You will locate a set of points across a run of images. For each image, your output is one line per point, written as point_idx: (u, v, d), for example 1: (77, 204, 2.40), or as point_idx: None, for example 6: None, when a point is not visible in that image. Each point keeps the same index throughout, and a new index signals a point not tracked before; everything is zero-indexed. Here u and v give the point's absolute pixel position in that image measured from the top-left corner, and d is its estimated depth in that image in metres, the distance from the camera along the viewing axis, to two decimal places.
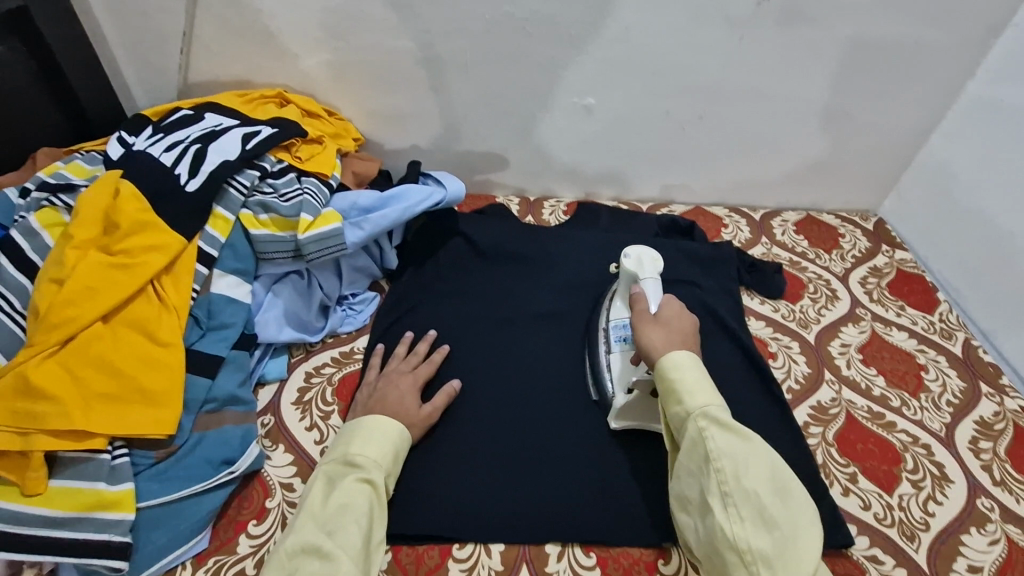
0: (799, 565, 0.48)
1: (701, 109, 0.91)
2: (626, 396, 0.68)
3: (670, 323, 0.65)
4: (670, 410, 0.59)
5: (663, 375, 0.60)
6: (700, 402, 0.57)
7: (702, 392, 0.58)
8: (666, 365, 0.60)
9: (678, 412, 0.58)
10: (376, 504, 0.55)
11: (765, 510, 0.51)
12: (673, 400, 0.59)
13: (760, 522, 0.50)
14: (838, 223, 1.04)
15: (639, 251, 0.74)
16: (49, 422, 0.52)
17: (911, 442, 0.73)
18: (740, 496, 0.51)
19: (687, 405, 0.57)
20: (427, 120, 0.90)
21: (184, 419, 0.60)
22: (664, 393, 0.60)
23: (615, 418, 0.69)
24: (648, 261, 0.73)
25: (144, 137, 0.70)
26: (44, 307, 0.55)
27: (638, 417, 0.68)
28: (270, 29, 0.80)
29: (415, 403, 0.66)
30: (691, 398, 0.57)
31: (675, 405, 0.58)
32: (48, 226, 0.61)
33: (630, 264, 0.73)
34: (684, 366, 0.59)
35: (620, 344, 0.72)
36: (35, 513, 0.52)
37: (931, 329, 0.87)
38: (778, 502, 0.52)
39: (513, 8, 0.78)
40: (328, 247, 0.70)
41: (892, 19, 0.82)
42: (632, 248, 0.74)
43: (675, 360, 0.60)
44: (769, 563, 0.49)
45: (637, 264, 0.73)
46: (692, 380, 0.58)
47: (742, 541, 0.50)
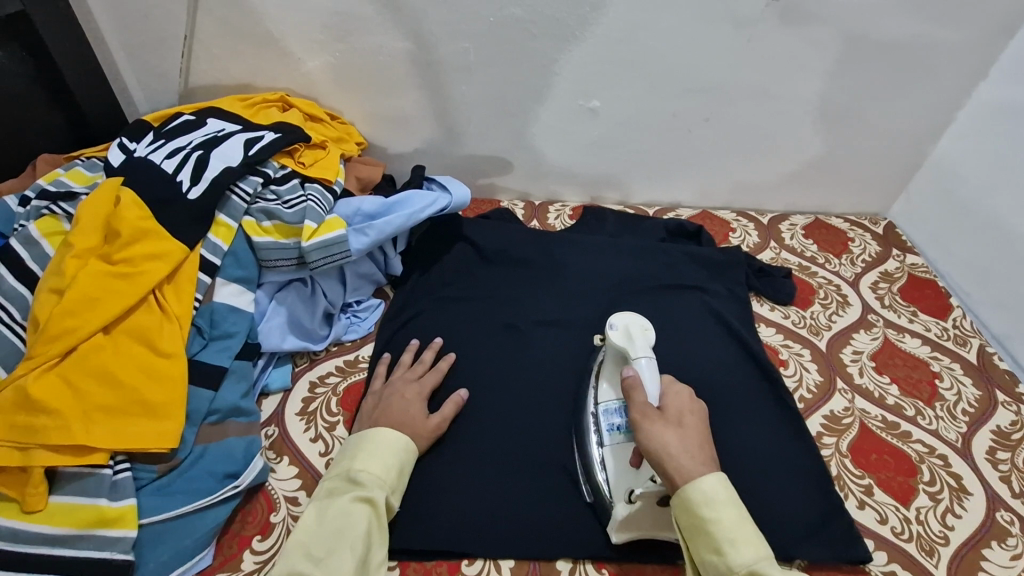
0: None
1: (709, 112, 0.89)
2: (627, 506, 0.60)
3: (680, 420, 0.59)
4: (703, 555, 0.52)
5: (691, 511, 0.53)
6: (742, 554, 0.51)
7: (743, 541, 0.51)
8: (697, 500, 0.53)
9: (715, 562, 0.51)
10: (375, 525, 0.54)
11: None
12: (708, 545, 0.52)
13: None
14: (847, 227, 1.03)
15: (626, 321, 0.68)
16: (49, 436, 0.51)
17: (927, 452, 0.71)
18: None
19: (728, 557, 0.51)
20: (431, 124, 0.89)
21: (186, 431, 0.58)
22: (694, 533, 0.53)
23: (615, 531, 0.60)
24: (637, 334, 0.67)
25: (146, 143, 0.69)
26: (43, 318, 0.54)
27: (641, 527, 0.60)
28: (271, 32, 0.79)
29: (422, 413, 0.65)
30: (732, 549, 0.51)
31: (712, 554, 0.52)
32: (48, 235, 0.60)
33: (616, 337, 0.67)
34: (717, 502, 0.53)
35: (615, 434, 0.65)
36: (35, 530, 0.51)
37: (944, 336, 0.86)
38: None
39: (519, 9, 0.77)
40: (332, 255, 0.68)
41: (903, 20, 0.80)
42: (618, 317, 0.69)
43: (707, 493, 0.53)
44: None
45: (627, 338, 0.67)
46: (730, 524, 0.52)
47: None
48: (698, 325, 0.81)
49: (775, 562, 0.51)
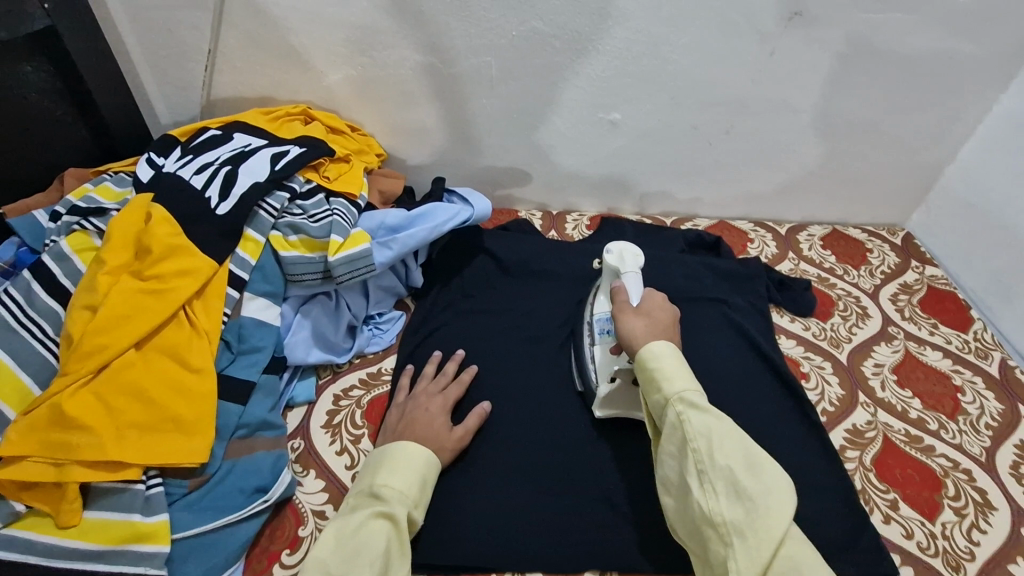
0: (771, 535, 0.47)
1: (729, 124, 0.89)
2: (608, 384, 0.68)
3: (651, 313, 0.65)
4: (649, 396, 0.58)
5: (640, 362, 0.59)
6: (677, 386, 0.55)
7: (680, 379, 0.56)
8: (644, 355, 0.59)
9: (656, 398, 0.56)
10: (396, 540, 0.52)
11: (739, 484, 0.49)
12: (651, 385, 0.57)
13: (734, 496, 0.49)
14: (865, 238, 1.02)
15: (621, 246, 0.72)
16: (83, 452, 0.52)
17: (951, 467, 0.71)
18: (714, 472, 0.50)
19: (665, 391, 0.56)
20: (451, 136, 0.89)
21: (216, 446, 0.59)
22: (643, 381, 0.58)
23: (597, 407, 0.69)
24: (630, 257, 0.71)
25: (174, 159, 0.69)
26: (77, 335, 0.55)
27: (619, 405, 0.68)
28: (294, 45, 0.79)
29: (447, 426, 0.65)
30: (669, 385, 0.56)
31: (654, 392, 0.57)
32: (78, 251, 0.61)
33: (611, 260, 0.71)
34: (661, 352, 0.58)
35: (603, 337, 0.71)
36: (70, 545, 0.52)
37: (965, 348, 0.86)
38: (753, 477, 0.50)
39: (541, 23, 0.77)
40: (357, 269, 0.69)
41: (925, 33, 0.80)
42: (614, 243, 0.72)
43: (655, 351, 0.58)
44: (744, 536, 0.47)
45: (620, 259, 0.71)
46: (670, 368, 0.57)
47: (718, 515, 0.48)
48: (718, 337, 0.81)
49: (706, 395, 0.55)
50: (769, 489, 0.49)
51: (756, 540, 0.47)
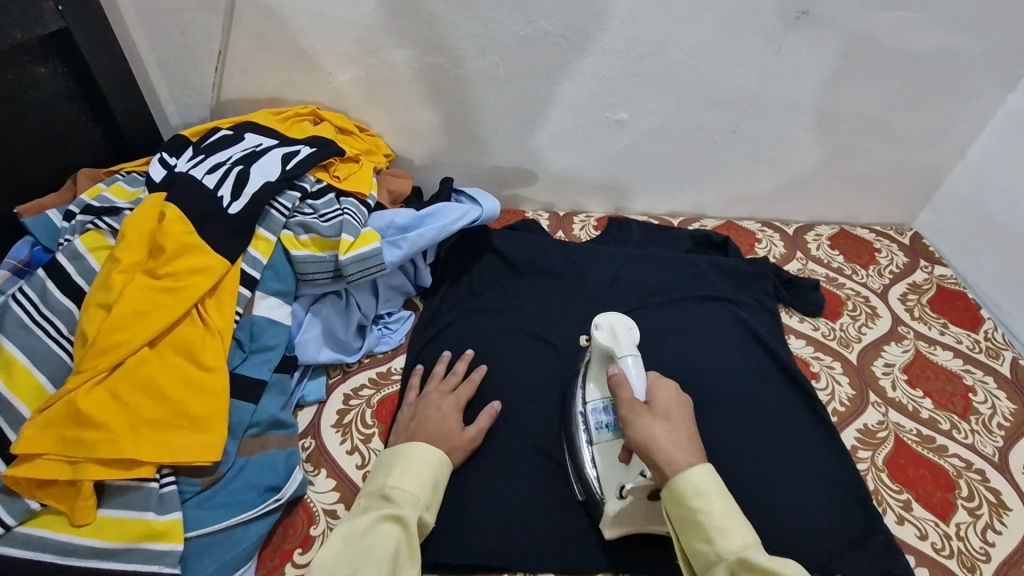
0: None
1: (736, 124, 0.90)
2: (619, 501, 0.60)
3: (668, 414, 0.58)
4: (693, 543, 0.52)
5: (681, 503, 0.52)
6: (732, 541, 0.50)
7: (733, 530, 0.51)
8: (687, 492, 0.52)
9: (704, 551, 0.51)
10: (404, 544, 0.52)
11: None
12: (697, 534, 0.52)
13: None
14: (873, 238, 1.02)
15: (610, 321, 0.68)
16: (98, 450, 0.52)
17: (964, 467, 0.71)
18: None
19: (718, 546, 0.50)
20: (458, 135, 0.90)
21: (228, 443, 0.59)
22: (684, 524, 0.52)
23: (608, 525, 0.60)
24: (623, 331, 0.67)
25: (186, 159, 0.70)
26: (92, 332, 0.55)
27: (633, 522, 0.60)
28: (303, 46, 0.79)
29: (458, 424, 0.65)
30: (723, 539, 0.50)
31: (702, 543, 0.51)
32: (92, 249, 0.61)
33: (602, 337, 0.67)
34: (708, 493, 0.52)
35: (603, 433, 0.65)
36: (85, 543, 0.52)
37: (976, 348, 0.86)
38: None
39: (548, 23, 0.77)
40: (368, 268, 0.69)
41: (933, 32, 0.80)
42: (603, 318, 0.69)
43: (698, 487, 0.52)
44: None
45: (612, 337, 0.67)
46: (720, 514, 0.51)
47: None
48: (726, 337, 0.81)
49: (761, 548, 0.50)
50: None
51: None
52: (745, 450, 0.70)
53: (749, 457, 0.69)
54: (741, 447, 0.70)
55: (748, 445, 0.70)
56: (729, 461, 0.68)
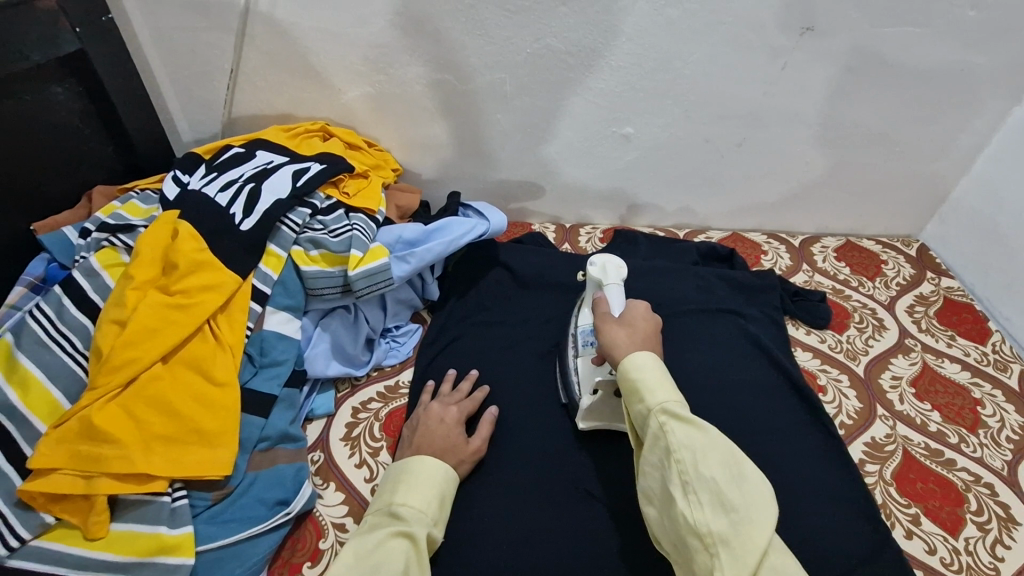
0: (758, 549, 0.45)
1: (741, 137, 0.90)
2: (591, 396, 0.68)
3: (633, 323, 0.63)
4: (632, 408, 0.55)
5: (622, 373, 0.57)
6: (660, 396, 0.53)
7: (662, 388, 0.54)
8: (625, 364, 0.56)
9: (639, 409, 0.54)
10: (414, 559, 0.51)
11: (722, 493, 0.47)
12: (634, 397, 0.55)
13: (718, 505, 0.47)
14: (879, 249, 1.02)
15: (604, 258, 0.73)
16: (111, 465, 0.53)
17: (973, 481, 0.71)
18: (700, 483, 0.48)
19: (647, 401, 0.53)
20: (465, 150, 0.91)
21: (239, 458, 0.60)
22: (625, 392, 0.56)
23: (581, 419, 0.68)
24: (613, 268, 0.72)
25: (198, 177, 0.71)
26: (107, 348, 0.56)
27: (603, 417, 0.68)
28: (314, 65, 0.81)
29: (463, 437, 0.66)
30: (651, 395, 0.54)
31: (636, 403, 0.54)
32: (107, 266, 0.62)
33: (594, 271, 0.72)
34: (645, 363, 0.56)
35: (586, 348, 0.71)
36: (97, 557, 0.52)
37: (984, 361, 0.85)
38: (738, 487, 0.48)
39: (555, 41, 0.78)
40: (377, 283, 0.69)
41: (938, 47, 0.81)
42: (597, 255, 0.73)
43: (636, 360, 0.56)
44: (732, 551, 0.45)
45: (603, 271, 0.72)
46: (651, 377, 0.55)
47: (705, 526, 0.46)
48: (733, 350, 0.81)
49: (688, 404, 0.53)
50: (756, 502, 0.47)
51: (741, 552, 0.45)
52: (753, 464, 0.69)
53: None
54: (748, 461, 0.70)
55: (756, 459, 0.70)
56: None
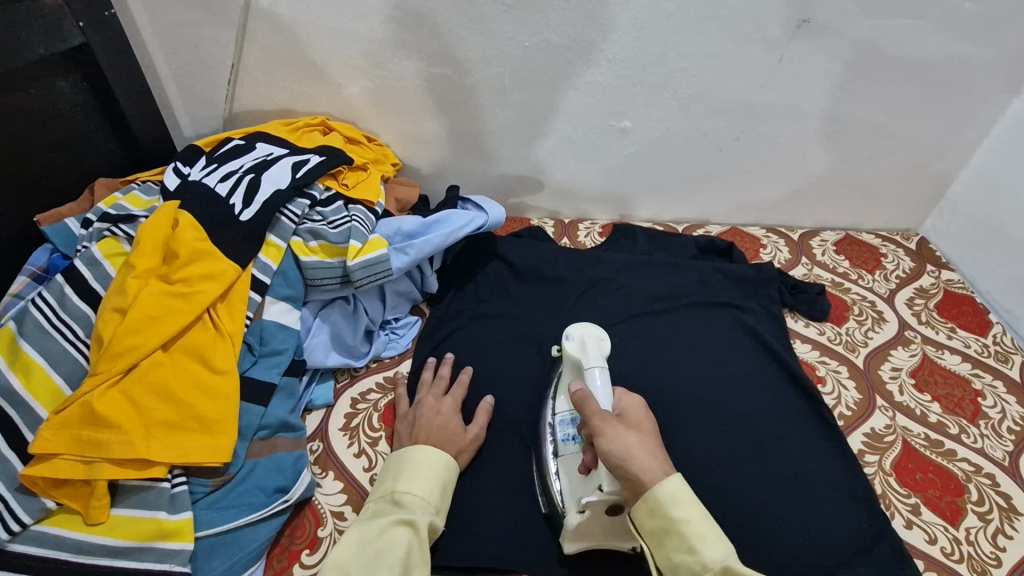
0: None
1: (740, 130, 0.90)
2: (579, 514, 0.57)
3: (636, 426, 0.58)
4: (675, 558, 0.50)
5: (658, 511, 0.51)
6: (715, 550, 0.49)
7: (714, 538, 0.50)
8: (664, 500, 0.51)
9: (687, 561, 0.50)
10: (416, 545, 0.52)
11: None
12: (680, 546, 0.50)
13: None
14: (879, 243, 1.02)
15: (581, 332, 0.68)
16: (113, 451, 0.53)
17: (974, 471, 0.71)
18: None
19: (701, 555, 0.49)
20: (464, 145, 0.91)
21: (238, 445, 0.60)
22: (664, 535, 0.51)
23: (567, 540, 0.59)
24: (592, 342, 0.67)
25: (199, 168, 0.72)
26: (108, 336, 0.56)
27: (594, 536, 0.59)
28: (314, 59, 0.82)
29: (461, 425, 0.66)
30: (705, 547, 0.49)
31: (684, 554, 0.50)
32: (109, 255, 0.63)
33: (573, 348, 0.67)
34: (686, 502, 0.51)
35: (569, 444, 0.63)
36: (98, 541, 0.53)
37: (985, 353, 0.85)
38: None
39: (553, 34, 0.79)
40: (376, 274, 0.70)
41: (935, 39, 0.81)
42: (574, 329, 0.69)
43: (675, 494, 0.52)
44: None
45: (580, 348, 0.67)
46: (698, 521, 0.51)
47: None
48: (731, 342, 0.81)
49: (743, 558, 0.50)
50: None
51: None
52: (751, 454, 0.69)
53: (753, 462, 0.69)
54: (746, 451, 0.70)
55: (754, 450, 0.70)
56: (734, 465, 0.68)
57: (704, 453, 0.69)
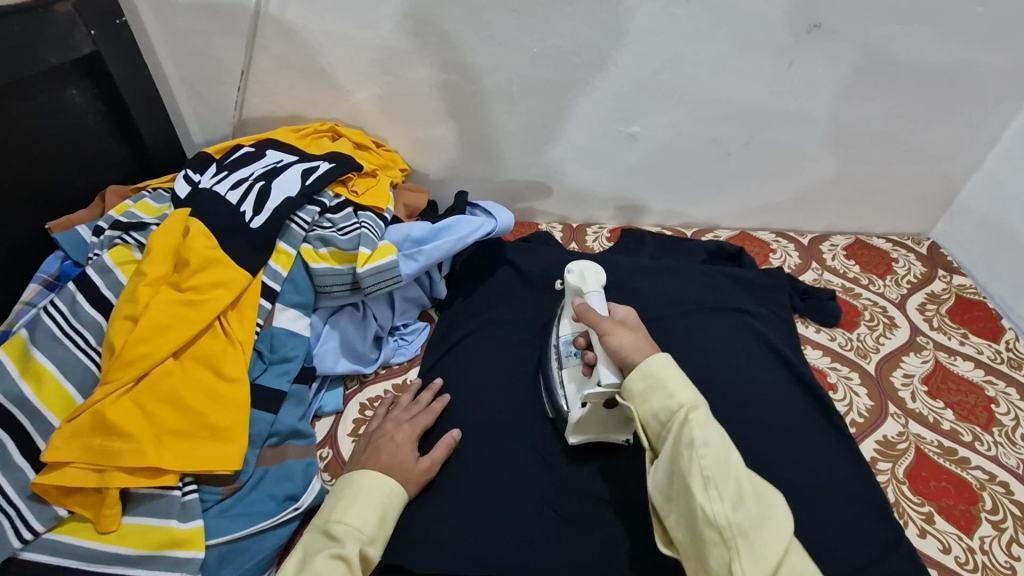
0: (775, 547, 0.49)
1: (750, 135, 0.90)
2: (580, 409, 0.64)
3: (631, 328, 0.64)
4: (654, 403, 0.56)
5: (647, 373, 0.57)
6: (688, 395, 0.55)
7: (690, 388, 0.56)
8: (652, 362, 0.58)
9: (665, 405, 0.55)
10: None
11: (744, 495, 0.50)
12: (659, 393, 0.56)
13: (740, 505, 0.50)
14: (890, 247, 1.02)
15: (581, 266, 0.72)
16: (124, 459, 0.53)
17: (988, 479, 0.70)
18: (724, 482, 0.50)
19: (676, 398, 0.55)
20: (472, 150, 0.91)
21: (249, 454, 0.60)
22: (647, 388, 0.57)
23: (570, 432, 0.66)
24: (591, 275, 0.70)
25: (210, 175, 0.72)
26: (120, 344, 0.57)
27: (592, 430, 0.66)
28: (322, 66, 0.82)
29: (413, 456, 0.63)
30: (681, 393, 0.56)
31: (663, 399, 0.56)
32: (120, 263, 0.63)
33: (572, 279, 0.71)
34: (669, 364, 0.58)
35: (571, 358, 0.69)
36: (110, 550, 0.53)
37: (997, 359, 0.84)
38: (755, 493, 0.51)
39: (561, 41, 0.79)
40: (385, 281, 0.70)
41: (948, 44, 0.80)
42: (574, 264, 0.72)
43: (661, 359, 0.58)
44: (747, 544, 0.48)
45: (580, 279, 0.70)
46: (678, 377, 0.57)
47: (722, 518, 0.49)
48: (742, 348, 0.81)
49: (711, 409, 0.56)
50: (769, 505, 0.51)
51: (758, 548, 0.48)
52: (763, 462, 0.69)
53: (765, 469, 0.68)
54: (757, 459, 0.69)
55: (766, 458, 0.70)
56: None
57: None
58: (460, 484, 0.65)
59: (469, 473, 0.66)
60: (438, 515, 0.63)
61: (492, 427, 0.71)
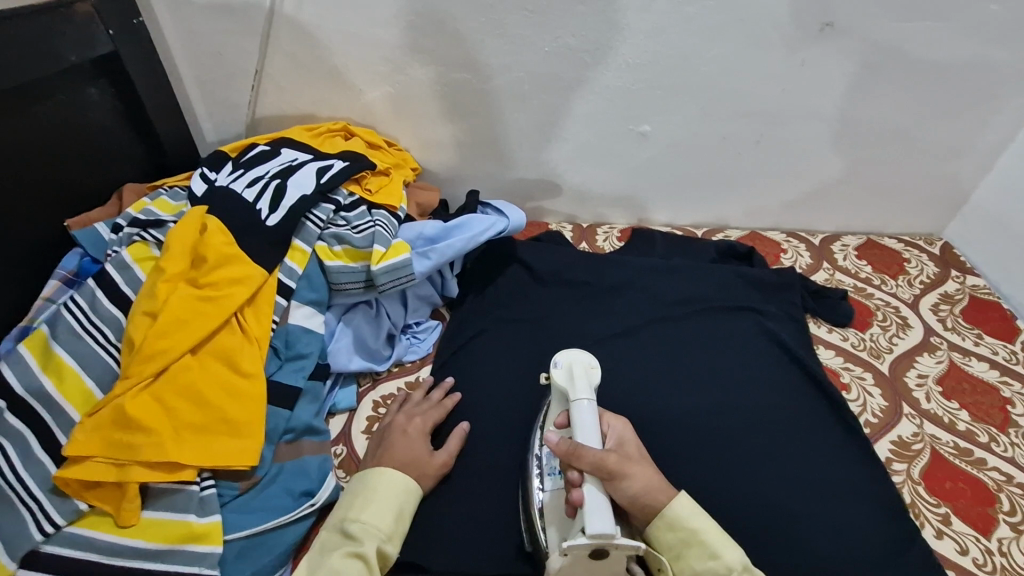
0: None
1: (760, 134, 0.90)
2: (559, 558, 0.51)
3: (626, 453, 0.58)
4: (696, 566, 0.53)
5: (678, 524, 0.55)
6: (730, 553, 0.54)
7: (727, 542, 0.55)
8: (682, 513, 0.55)
9: (712, 567, 0.53)
10: None
11: None
12: (702, 553, 0.54)
13: None
14: (902, 248, 1.01)
15: (570, 358, 0.62)
16: (144, 453, 0.54)
17: (1005, 480, 0.70)
18: None
19: (722, 558, 0.53)
20: (483, 150, 0.92)
21: (265, 449, 0.60)
22: (683, 546, 0.54)
23: None
24: (581, 371, 0.61)
25: (225, 173, 0.73)
26: (139, 340, 0.57)
27: None
28: (336, 65, 0.82)
29: (427, 450, 0.63)
30: (725, 551, 0.54)
31: (708, 560, 0.53)
32: (139, 260, 0.64)
33: (560, 376, 0.62)
34: (697, 513, 0.56)
35: (555, 478, 0.59)
36: (130, 545, 0.53)
37: (1013, 359, 0.84)
38: None
39: (573, 39, 0.79)
40: (399, 278, 0.70)
41: (960, 42, 0.80)
42: (562, 354, 0.63)
43: (688, 507, 0.56)
44: None
45: (569, 377, 0.61)
46: (712, 529, 0.55)
47: None
48: (754, 348, 0.80)
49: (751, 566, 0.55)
50: None
51: None
52: (775, 461, 0.69)
53: (778, 470, 0.68)
54: (770, 458, 0.69)
55: (779, 457, 0.69)
56: (758, 474, 0.68)
57: (729, 460, 0.69)
58: (474, 482, 0.65)
59: (482, 472, 0.66)
60: (451, 513, 0.63)
61: (505, 425, 0.71)
